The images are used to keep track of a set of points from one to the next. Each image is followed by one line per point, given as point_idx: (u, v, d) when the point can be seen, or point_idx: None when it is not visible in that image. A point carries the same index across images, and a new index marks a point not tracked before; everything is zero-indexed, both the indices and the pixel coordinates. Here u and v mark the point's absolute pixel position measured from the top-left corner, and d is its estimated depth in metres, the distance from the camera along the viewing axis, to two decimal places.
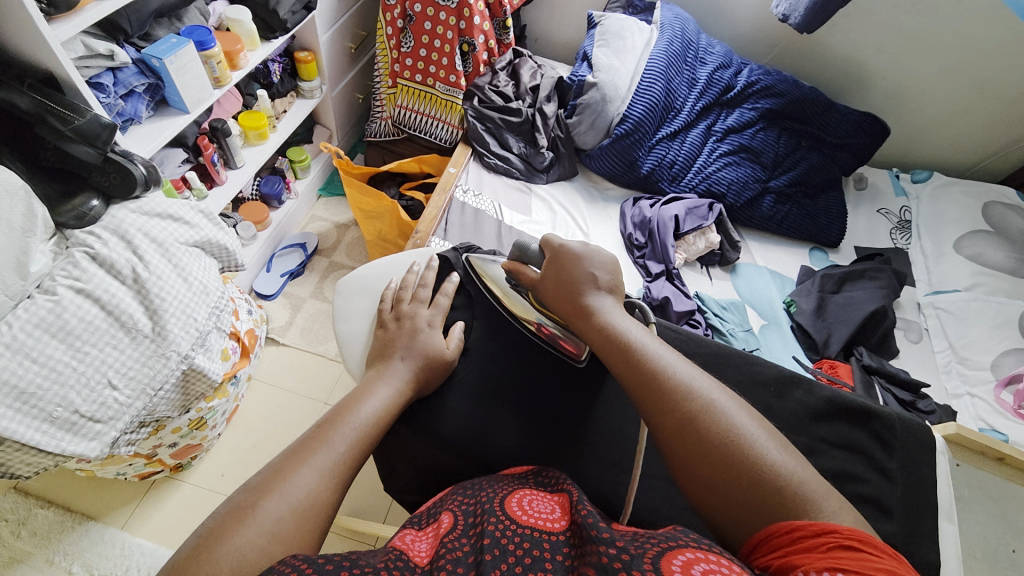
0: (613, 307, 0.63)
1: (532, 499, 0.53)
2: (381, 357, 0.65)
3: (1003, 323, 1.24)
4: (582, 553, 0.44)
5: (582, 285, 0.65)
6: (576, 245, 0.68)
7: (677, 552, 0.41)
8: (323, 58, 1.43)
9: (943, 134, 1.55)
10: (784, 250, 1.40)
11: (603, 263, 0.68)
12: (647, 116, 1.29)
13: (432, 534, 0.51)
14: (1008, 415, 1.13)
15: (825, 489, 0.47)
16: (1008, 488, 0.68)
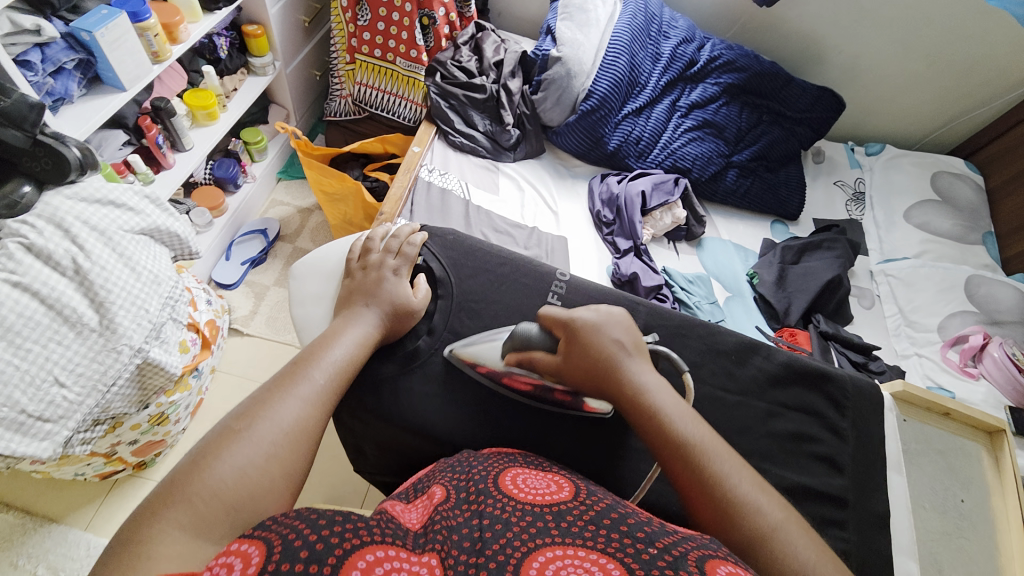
0: (653, 380, 0.55)
1: (526, 477, 0.52)
2: (348, 304, 0.63)
3: (947, 287, 1.32)
4: (612, 536, 0.42)
5: (617, 358, 0.56)
6: (588, 313, 0.60)
7: (718, 561, 0.39)
8: (273, 32, 1.35)
9: (894, 108, 1.61)
10: (747, 223, 1.43)
11: (619, 324, 0.60)
12: (613, 91, 1.28)
13: (423, 505, 0.49)
14: (954, 373, 1.20)
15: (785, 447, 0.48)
16: (951, 439, 0.73)
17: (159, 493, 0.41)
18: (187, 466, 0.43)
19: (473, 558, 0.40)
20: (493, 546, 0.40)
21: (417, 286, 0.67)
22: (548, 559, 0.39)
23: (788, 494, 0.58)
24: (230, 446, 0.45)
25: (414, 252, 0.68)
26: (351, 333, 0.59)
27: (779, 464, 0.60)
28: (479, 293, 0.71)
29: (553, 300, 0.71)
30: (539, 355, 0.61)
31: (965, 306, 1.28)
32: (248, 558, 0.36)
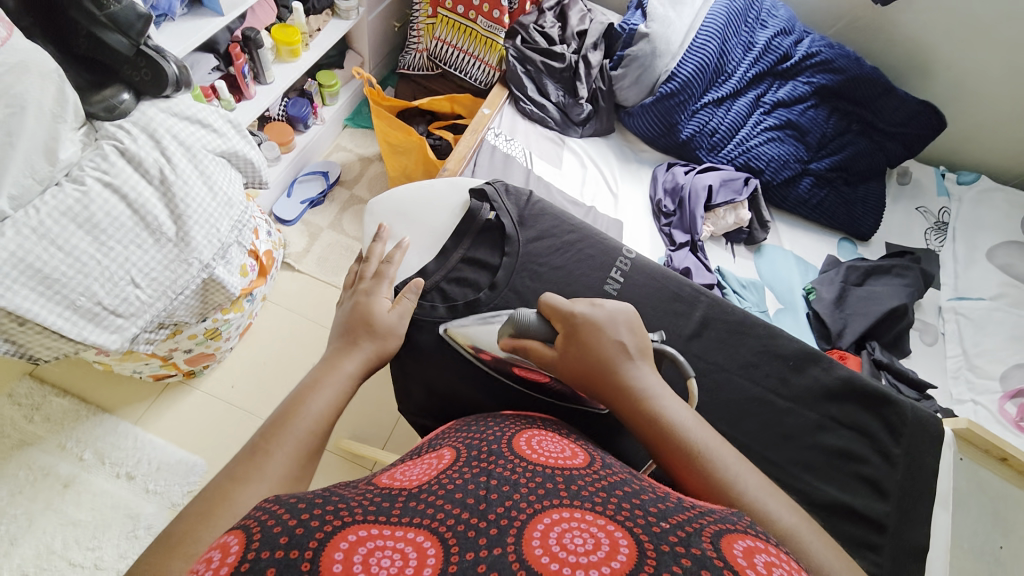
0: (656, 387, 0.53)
1: (542, 439, 0.48)
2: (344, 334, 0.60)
3: (1022, 336, 1.22)
4: (622, 504, 0.36)
5: (615, 364, 0.53)
6: (587, 308, 0.57)
7: (735, 536, 0.33)
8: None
9: (1002, 135, 1.47)
10: (813, 236, 1.36)
11: (624, 325, 0.57)
12: (696, 77, 1.22)
13: (428, 463, 0.45)
14: (1006, 425, 1.14)
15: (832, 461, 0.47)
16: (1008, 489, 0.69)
17: (194, 509, 0.42)
18: (211, 492, 0.44)
19: (474, 519, 0.34)
20: (498, 509, 0.35)
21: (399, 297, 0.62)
22: (552, 522, 0.34)
23: (826, 508, 0.56)
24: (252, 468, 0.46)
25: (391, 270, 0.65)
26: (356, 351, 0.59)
27: (820, 476, 0.58)
28: (544, 256, 0.69)
29: (615, 277, 0.69)
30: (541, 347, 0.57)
31: None
32: (225, 549, 0.31)
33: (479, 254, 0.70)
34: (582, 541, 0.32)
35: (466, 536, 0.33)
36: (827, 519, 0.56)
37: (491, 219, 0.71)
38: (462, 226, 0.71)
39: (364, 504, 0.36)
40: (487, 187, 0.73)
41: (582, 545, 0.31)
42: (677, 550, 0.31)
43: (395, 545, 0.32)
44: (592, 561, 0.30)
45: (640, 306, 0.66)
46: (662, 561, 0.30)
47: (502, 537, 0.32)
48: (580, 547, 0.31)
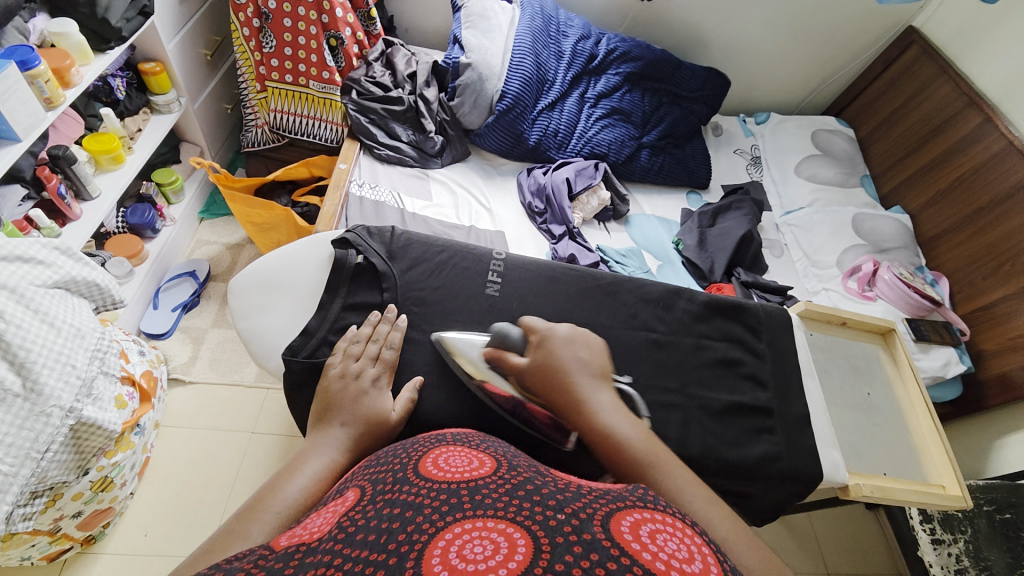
0: (607, 404, 0.55)
1: (448, 456, 0.49)
2: (321, 421, 0.57)
3: (839, 228, 1.50)
4: (524, 503, 0.38)
5: (574, 374, 0.57)
6: (562, 330, 0.64)
7: (624, 514, 0.37)
8: (174, 69, 1.32)
9: (772, 80, 1.82)
10: (665, 197, 1.57)
11: (587, 347, 0.63)
12: (524, 89, 1.34)
13: (334, 510, 0.42)
14: (855, 298, 1.37)
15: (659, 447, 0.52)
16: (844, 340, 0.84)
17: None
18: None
19: (372, 554, 0.33)
20: (398, 536, 0.35)
21: (389, 329, 0.66)
22: (454, 535, 0.35)
23: (724, 412, 0.66)
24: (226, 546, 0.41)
25: (392, 357, 0.65)
26: (337, 435, 0.55)
27: (712, 388, 0.68)
28: (422, 281, 0.72)
29: (494, 278, 0.74)
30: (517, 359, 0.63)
31: (855, 241, 1.47)
32: None
33: (359, 297, 0.70)
34: (483, 547, 0.33)
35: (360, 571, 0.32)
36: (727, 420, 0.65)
37: (361, 262, 0.71)
38: (333, 277, 0.70)
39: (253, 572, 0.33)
40: (349, 232, 0.73)
41: (483, 552, 0.33)
42: (570, 540, 0.33)
43: None
44: (492, 564, 0.32)
45: (524, 298, 0.72)
46: (556, 552, 0.32)
47: (401, 562, 0.32)
48: (480, 553, 0.33)
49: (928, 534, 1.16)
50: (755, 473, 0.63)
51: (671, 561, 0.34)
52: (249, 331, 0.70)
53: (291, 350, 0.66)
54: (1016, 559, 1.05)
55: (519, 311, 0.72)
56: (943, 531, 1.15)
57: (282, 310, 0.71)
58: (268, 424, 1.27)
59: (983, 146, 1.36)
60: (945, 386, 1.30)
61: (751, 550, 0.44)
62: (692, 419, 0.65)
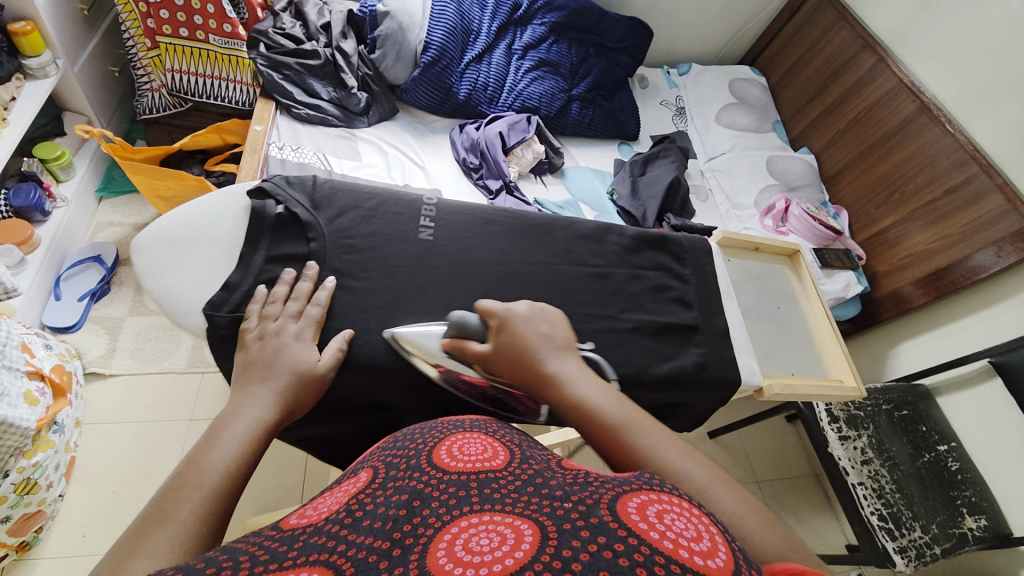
0: (586, 381, 0.53)
1: (462, 444, 0.49)
2: (246, 380, 0.53)
3: (755, 170, 1.62)
4: (533, 495, 0.39)
5: (543, 355, 0.55)
6: (519, 308, 0.60)
7: (632, 496, 0.38)
8: (47, 26, 1.14)
9: (692, 31, 1.87)
10: (597, 149, 1.61)
11: (548, 322, 0.59)
12: (449, 39, 1.29)
13: (346, 489, 0.46)
14: (771, 234, 1.50)
15: (637, 419, 0.50)
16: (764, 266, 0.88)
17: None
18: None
19: (381, 545, 0.35)
20: (406, 527, 0.36)
21: (308, 287, 0.60)
22: (461, 528, 0.36)
23: (657, 334, 0.70)
24: (149, 533, 0.38)
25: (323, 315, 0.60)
26: (260, 394, 0.52)
27: (647, 312, 0.71)
28: (352, 230, 0.66)
29: (427, 223, 0.70)
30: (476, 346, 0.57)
31: (769, 181, 1.59)
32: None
33: (285, 248, 0.64)
34: (489, 540, 0.34)
35: (365, 562, 0.33)
36: (660, 340, 0.70)
37: (281, 212, 0.65)
38: (251, 228, 0.64)
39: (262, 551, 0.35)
40: (264, 183, 0.66)
41: (489, 543, 0.34)
42: (576, 526, 0.34)
43: None
44: (497, 555, 0.33)
45: (460, 241, 0.68)
46: (563, 538, 0.33)
47: (405, 555, 0.34)
48: (487, 545, 0.34)
49: (836, 433, 1.21)
50: (688, 385, 0.69)
51: (680, 540, 0.34)
52: (160, 292, 0.62)
53: (212, 305, 0.60)
54: (915, 448, 1.25)
55: (456, 252, 0.70)
56: (847, 428, 1.21)
57: (196, 267, 0.63)
58: (208, 408, 1.21)
59: (875, 87, 1.49)
60: (847, 304, 1.46)
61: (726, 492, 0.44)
62: (628, 343, 0.68)
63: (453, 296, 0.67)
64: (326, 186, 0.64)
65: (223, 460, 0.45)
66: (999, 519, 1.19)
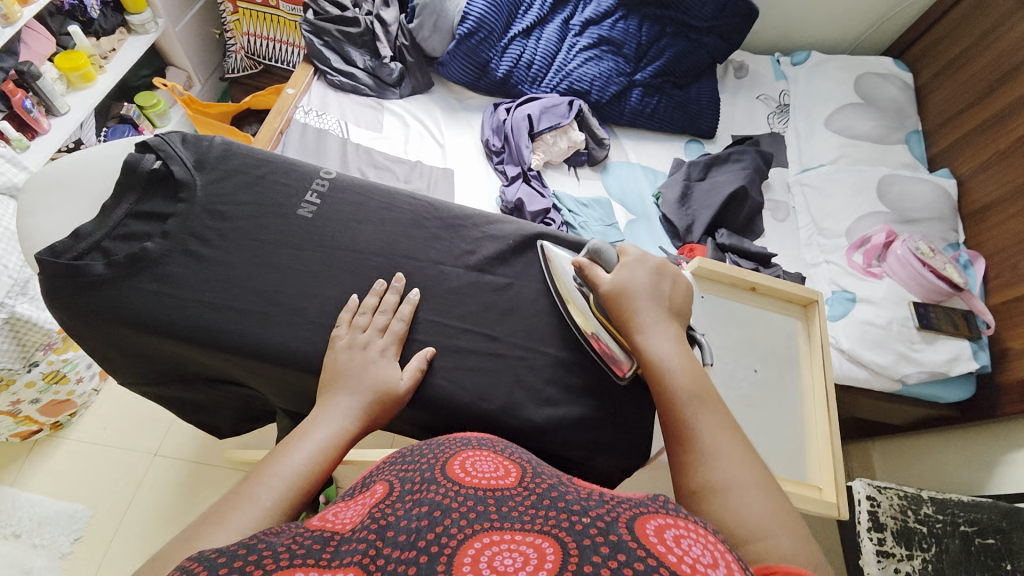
0: (671, 346, 0.50)
1: (473, 456, 0.43)
2: (326, 389, 0.49)
3: (861, 189, 1.26)
4: (550, 511, 0.36)
5: (652, 309, 0.52)
6: (650, 261, 0.55)
7: (648, 518, 0.35)
8: None
9: (820, 11, 1.50)
10: (657, 144, 1.40)
11: (672, 280, 0.55)
12: (489, 12, 1.21)
13: (362, 502, 0.40)
14: (857, 274, 1.16)
15: (703, 395, 0.48)
16: (761, 316, 0.68)
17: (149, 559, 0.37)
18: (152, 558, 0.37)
19: (404, 546, 0.33)
20: (428, 536, 0.33)
21: (393, 300, 0.54)
22: (484, 544, 0.33)
23: (553, 369, 0.56)
24: (232, 509, 0.40)
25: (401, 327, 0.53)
26: (345, 404, 0.48)
27: (549, 344, 0.57)
28: (228, 196, 0.56)
29: (313, 199, 0.59)
30: (599, 273, 0.55)
31: (876, 207, 1.23)
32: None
33: (149, 206, 0.53)
34: (513, 560, 0.31)
35: (394, 568, 0.31)
36: (550, 378, 0.56)
37: (158, 169, 0.54)
38: (121, 180, 0.53)
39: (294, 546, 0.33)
40: (152, 138, 0.56)
41: (512, 564, 0.31)
42: (598, 539, 0.32)
43: None
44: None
45: (343, 222, 0.58)
46: (584, 559, 0.30)
47: (432, 565, 0.31)
48: (510, 566, 0.30)
49: (875, 545, 0.95)
50: (571, 440, 0.54)
51: (696, 564, 0.31)
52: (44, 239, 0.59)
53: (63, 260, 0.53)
54: None
55: None
56: (893, 542, 0.94)
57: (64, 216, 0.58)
58: None
59: None
60: (953, 385, 1.09)
61: (764, 494, 0.42)
62: (508, 372, 0.55)
63: None
64: (223, 149, 0.58)
65: (304, 456, 0.44)
66: None
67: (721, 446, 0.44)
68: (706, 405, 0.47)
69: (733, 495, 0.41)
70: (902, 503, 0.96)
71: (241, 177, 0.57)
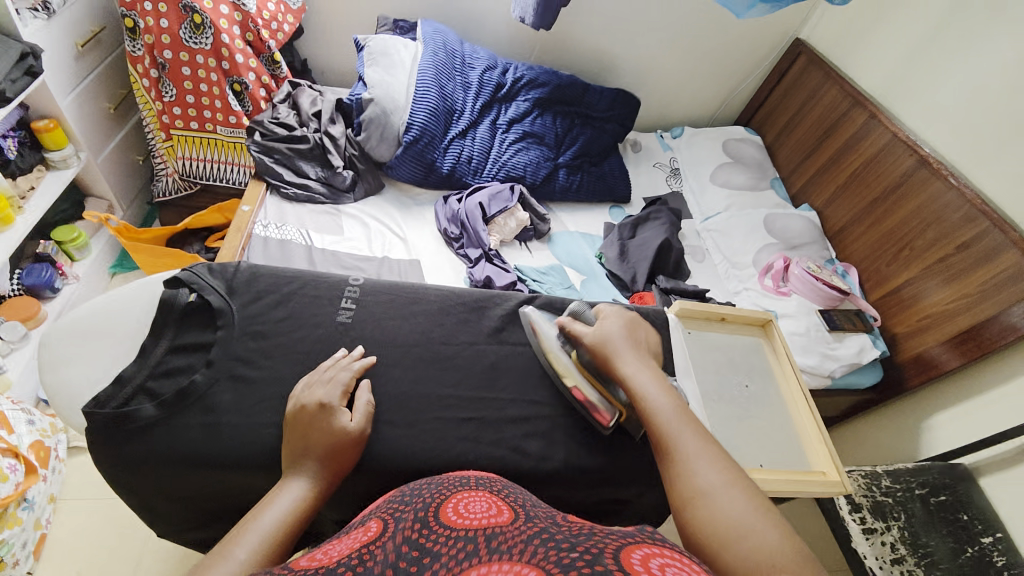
0: (648, 382, 0.61)
1: (468, 501, 0.45)
2: (289, 461, 0.54)
3: (753, 228, 1.55)
4: (540, 546, 0.34)
5: (626, 360, 0.63)
6: (614, 319, 0.68)
7: (633, 547, 0.34)
8: (70, 123, 1.28)
9: (684, 96, 1.89)
10: (587, 213, 1.61)
11: (638, 333, 0.68)
12: (430, 120, 1.37)
13: (352, 539, 0.39)
14: (771, 295, 1.41)
15: (686, 424, 0.56)
16: (734, 339, 0.85)
17: None
18: None
19: None
20: None
21: (348, 358, 0.64)
22: None
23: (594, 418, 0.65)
24: (209, 566, 0.42)
25: (351, 382, 0.62)
26: (303, 467, 0.53)
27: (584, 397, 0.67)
28: (269, 330, 0.67)
29: (348, 304, 0.72)
30: (581, 328, 0.68)
31: (768, 240, 1.52)
32: None
33: (189, 337, 0.65)
34: None
35: None
36: None
37: (193, 300, 0.66)
38: (157, 317, 0.64)
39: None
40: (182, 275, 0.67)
41: None
42: (583, 571, 0.30)
43: None
44: None
45: (377, 320, 0.71)
46: None
47: None
48: None
49: (858, 524, 1.06)
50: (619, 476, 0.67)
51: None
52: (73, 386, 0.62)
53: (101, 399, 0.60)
54: (957, 541, 1.06)
55: (372, 336, 0.70)
56: (872, 518, 1.06)
57: (94, 360, 0.64)
58: None
59: (872, 142, 1.44)
60: (865, 372, 1.32)
61: (744, 494, 0.49)
62: None
63: (394, 373, 0.68)
64: (248, 274, 0.71)
65: (279, 512, 0.48)
66: None
67: (703, 467, 0.52)
68: (692, 433, 0.55)
69: (712, 501, 0.49)
70: (865, 481, 1.11)
71: (271, 296, 0.70)
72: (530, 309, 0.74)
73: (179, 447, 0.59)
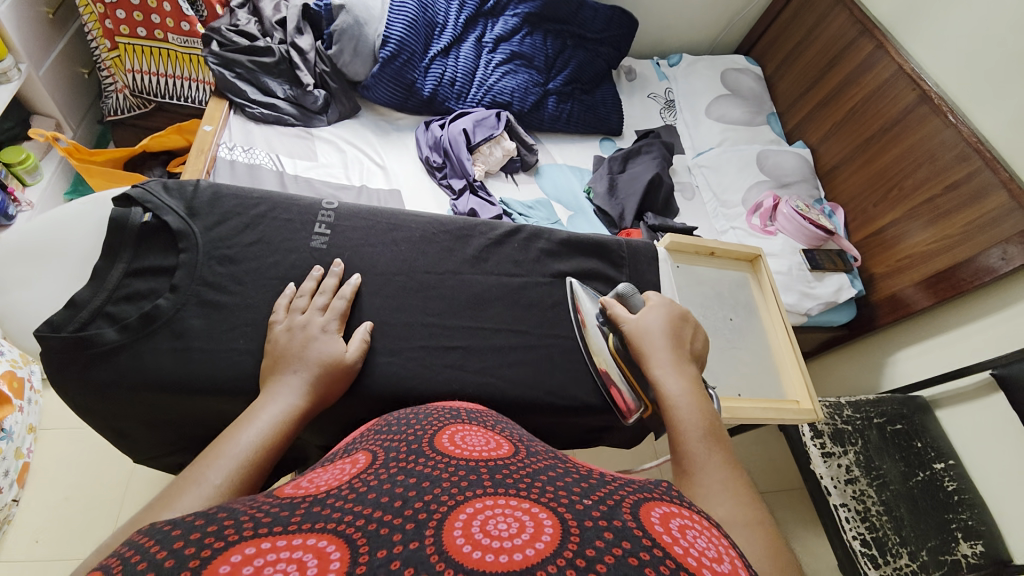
0: (682, 392, 0.57)
1: (464, 434, 0.44)
2: (273, 373, 0.55)
3: (746, 166, 1.51)
4: (546, 487, 0.34)
5: (659, 360, 0.60)
6: (655, 317, 0.64)
7: (654, 504, 0.33)
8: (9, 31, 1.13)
9: (685, 19, 1.76)
10: (577, 146, 1.53)
11: (679, 335, 0.63)
12: (409, 34, 1.24)
13: (340, 470, 0.38)
14: (757, 234, 1.40)
15: (717, 452, 0.50)
16: (720, 274, 0.85)
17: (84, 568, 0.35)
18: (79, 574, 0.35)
19: (389, 515, 0.30)
20: (416, 503, 0.31)
21: (334, 285, 0.62)
22: (477, 509, 0.31)
23: None
24: (178, 494, 0.40)
25: (345, 306, 0.61)
26: (292, 381, 0.53)
27: None
28: (239, 255, 0.63)
29: (322, 230, 0.68)
30: (623, 313, 0.65)
31: (759, 177, 1.49)
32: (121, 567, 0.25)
33: (149, 261, 0.61)
34: (507, 526, 0.30)
35: (378, 534, 0.28)
36: None
37: (148, 221, 0.62)
38: (113, 239, 0.60)
39: (259, 514, 0.29)
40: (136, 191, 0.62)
41: (508, 530, 0.29)
42: (600, 524, 0.30)
43: (291, 557, 0.26)
44: (518, 544, 0.28)
45: (355, 248, 0.68)
46: (586, 536, 0.28)
47: (421, 529, 0.28)
48: (506, 531, 0.29)
49: (818, 448, 1.13)
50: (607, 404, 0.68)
51: (703, 558, 0.29)
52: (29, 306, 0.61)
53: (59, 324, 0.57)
54: (908, 465, 1.16)
55: (353, 262, 0.67)
56: (832, 444, 1.13)
57: (44, 280, 0.61)
58: None
59: (874, 75, 1.38)
60: (840, 310, 1.36)
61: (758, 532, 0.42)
62: None
63: (375, 302, 0.65)
64: (211, 193, 0.66)
65: (255, 435, 0.47)
66: (997, 544, 1.10)
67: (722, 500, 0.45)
68: (721, 465, 0.49)
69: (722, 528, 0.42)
70: (830, 410, 1.17)
71: (239, 219, 0.66)
72: (576, 284, 0.73)
73: (156, 375, 0.57)
